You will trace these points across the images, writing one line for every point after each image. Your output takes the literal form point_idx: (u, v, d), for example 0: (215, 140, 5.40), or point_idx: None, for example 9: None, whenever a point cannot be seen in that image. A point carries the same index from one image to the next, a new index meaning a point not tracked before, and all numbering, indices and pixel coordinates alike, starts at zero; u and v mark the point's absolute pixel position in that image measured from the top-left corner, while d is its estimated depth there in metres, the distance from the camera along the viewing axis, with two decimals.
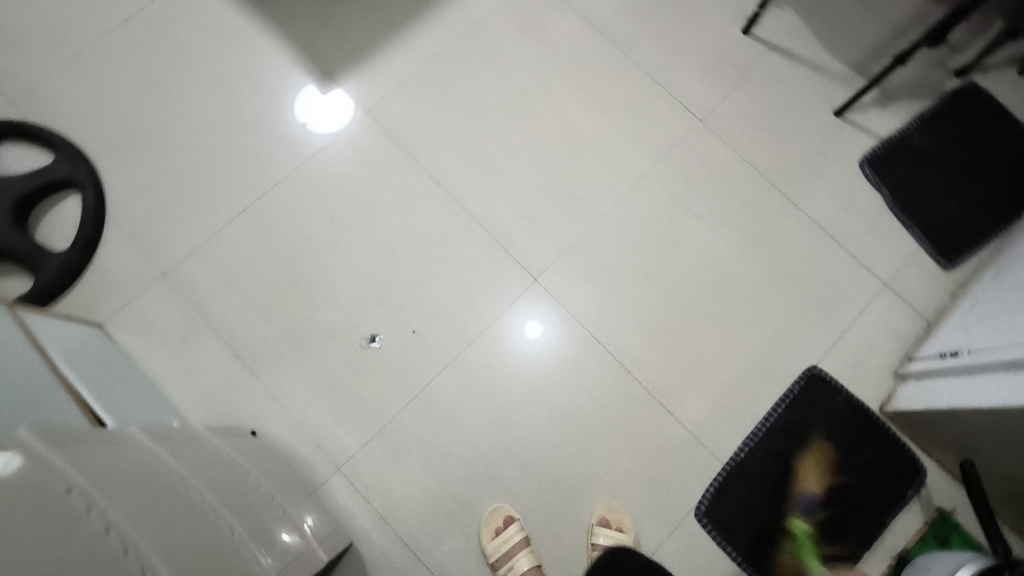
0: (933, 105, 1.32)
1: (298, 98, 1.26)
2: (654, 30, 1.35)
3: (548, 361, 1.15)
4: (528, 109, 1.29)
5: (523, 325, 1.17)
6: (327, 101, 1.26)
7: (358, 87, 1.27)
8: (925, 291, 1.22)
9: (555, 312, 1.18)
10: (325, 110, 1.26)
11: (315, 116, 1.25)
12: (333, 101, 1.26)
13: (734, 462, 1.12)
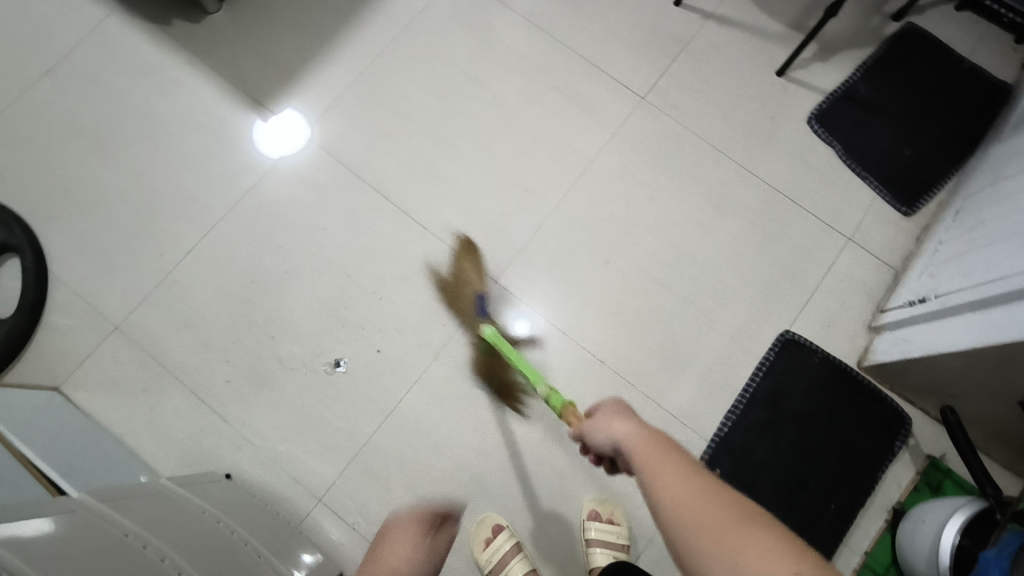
0: (875, 51, 1.30)
1: (255, 126, 1.24)
2: (585, 12, 1.32)
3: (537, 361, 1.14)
4: (468, 109, 1.26)
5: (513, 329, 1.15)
6: (283, 127, 1.24)
7: (290, 111, 1.25)
8: (889, 241, 1.21)
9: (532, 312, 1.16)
10: (283, 136, 1.24)
11: (273, 143, 1.23)
12: (289, 126, 1.24)
13: (718, 436, 1.11)
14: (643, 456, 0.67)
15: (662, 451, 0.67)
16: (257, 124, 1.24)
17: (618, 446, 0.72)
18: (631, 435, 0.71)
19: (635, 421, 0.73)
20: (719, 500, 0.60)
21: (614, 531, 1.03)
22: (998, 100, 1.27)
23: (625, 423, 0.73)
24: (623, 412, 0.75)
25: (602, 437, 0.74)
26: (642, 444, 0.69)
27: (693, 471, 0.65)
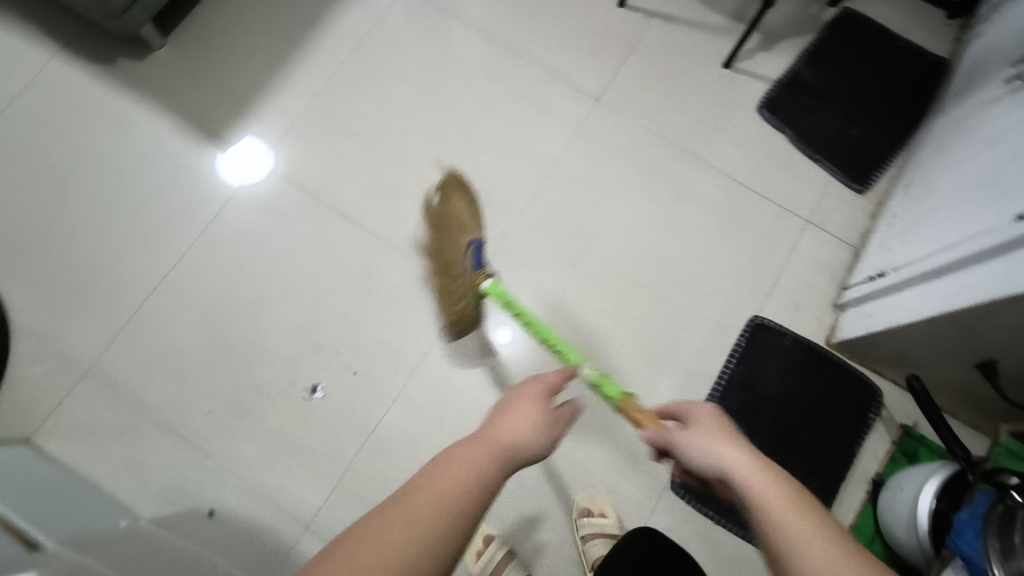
0: (816, 38, 1.34)
1: (218, 156, 1.23)
2: (533, 19, 1.34)
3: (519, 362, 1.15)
4: (425, 124, 1.27)
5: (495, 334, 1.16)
6: (246, 154, 1.24)
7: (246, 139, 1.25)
8: (845, 219, 1.24)
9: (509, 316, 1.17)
10: (247, 163, 1.23)
11: (237, 171, 1.23)
12: (252, 154, 1.24)
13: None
14: (756, 493, 0.57)
15: (782, 494, 0.56)
16: (222, 152, 1.23)
17: (722, 475, 0.61)
18: (739, 463, 0.60)
19: (741, 447, 0.63)
20: (861, 570, 0.50)
21: (608, 524, 1.04)
22: (936, 75, 1.32)
23: (731, 448, 0.62)
24: (725, 433, 0.65)
25: (700, 460, 0.63)
26: (756, 480, 0.58)
27: (824, 525, 0.54)
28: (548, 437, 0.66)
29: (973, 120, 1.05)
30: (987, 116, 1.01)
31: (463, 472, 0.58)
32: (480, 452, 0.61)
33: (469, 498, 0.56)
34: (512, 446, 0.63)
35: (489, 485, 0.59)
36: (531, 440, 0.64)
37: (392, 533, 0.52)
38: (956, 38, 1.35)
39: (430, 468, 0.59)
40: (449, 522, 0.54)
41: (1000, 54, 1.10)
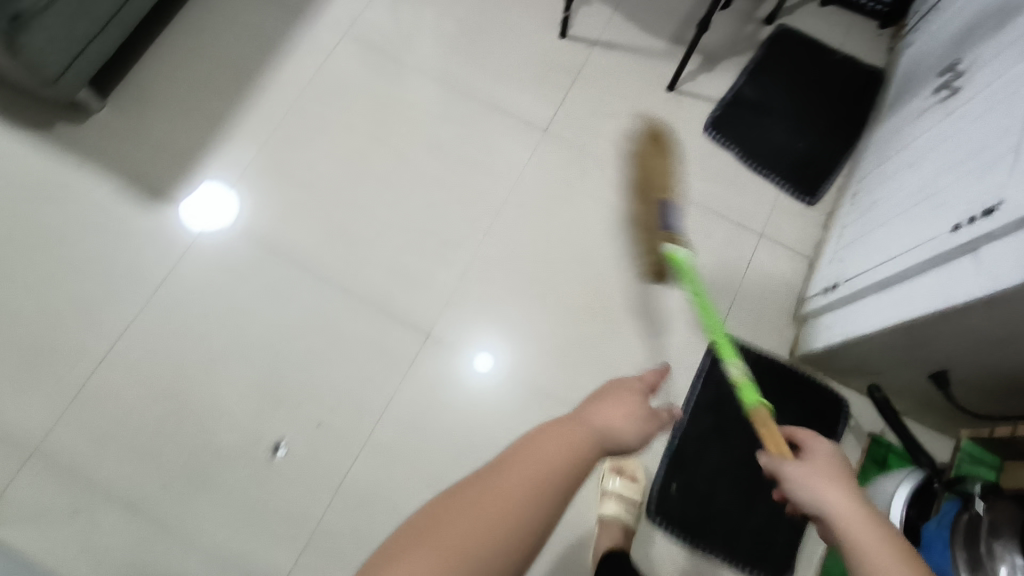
0: (755, 56, 1.37)
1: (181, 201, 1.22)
2: (476, 56, 1.34)
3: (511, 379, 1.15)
4: (374, 169, 1.27)
5: (480, 362, 1.16)
6: (213, 198, 1.23)
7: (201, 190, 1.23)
8: (798, 232, 1.26)
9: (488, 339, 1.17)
10: (212, 208, 1.22)
11: (200, 217, 1.21)
12: (216, 197, 1.23)
13: (671, 448, 1.12)
14: (861, 544, 0.58)
15: (891, 552, 0.57)
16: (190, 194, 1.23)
17: (828, 518, 0.62)
18: (855, 516, 0.61)
19: (860, 503, 0.63)
20: None
21: (634, 488, 1.07)
22: (874, 84, 1.35)
23: (846, 497, 0.63)
24: (843, 485, 0.65)
25: (808, 498, 0.64)
26: (864, 534, 0.59)
27: None
28: (641, 432, 0.69)
29: (911, 130, 1.07)
30: (923, 126, 1.03)
31: (554, 457, 0.62)
32: (574, 441, 0.64)
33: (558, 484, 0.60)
34: (600, 437, 0.66)
35: (578, 474, 0.62)
36: (624, 434, 0.67)
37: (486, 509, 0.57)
38: (889, 48, 1.39)
39: (521, 451, 0.63)
40: (541, 506, 0.59)
41: (931, 66, 1.12)
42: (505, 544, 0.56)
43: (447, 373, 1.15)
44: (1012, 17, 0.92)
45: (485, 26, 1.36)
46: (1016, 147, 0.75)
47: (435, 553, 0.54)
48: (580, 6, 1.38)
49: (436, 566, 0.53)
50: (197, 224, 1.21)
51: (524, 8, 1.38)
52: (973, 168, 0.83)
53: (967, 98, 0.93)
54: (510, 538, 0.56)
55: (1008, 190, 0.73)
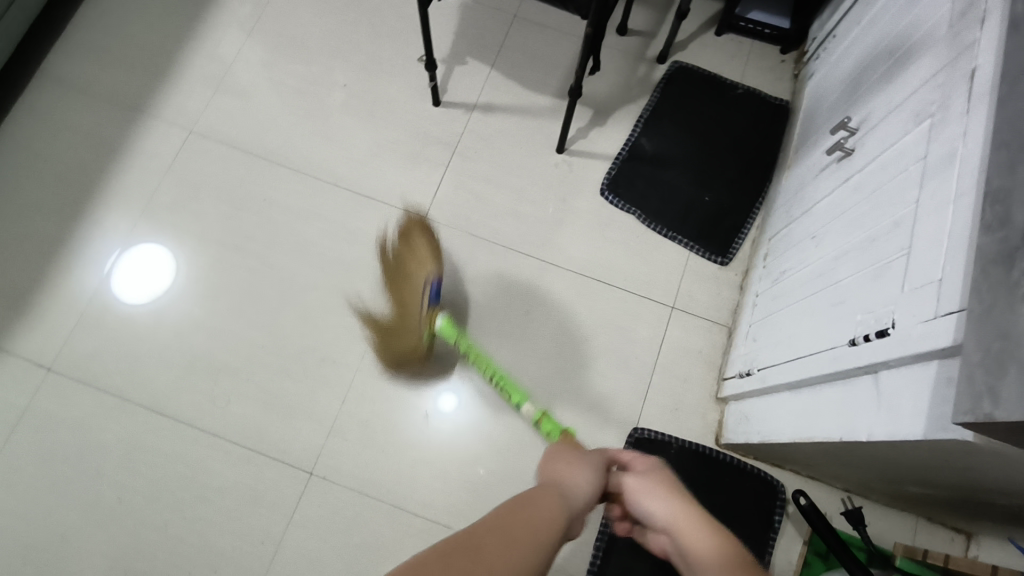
0: (649, 101, 1.25)
1: (113, 256, 1.14)
2: (341, 139, 1.22)
3: (457, 416, 1.07)
4: (236, 284, 1.13)
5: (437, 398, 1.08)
6: (141, 264, 1.14)
7: (128, 258, 1.14)
8: (712, 298, 1.15)
9: (411, 405, 1.08)
10: (140, 278, 1.13)
11: (125, 292, 1.12)
12: (156, 264, 1.14)
13: (601, 542, 1.00)
14: (693, 537, 0.56)
15: (701, 526, 0.56)
16: (157, 243, 1.15)
17: (666, 530, 0.58)
18: (655, 474, 0.64)
19: (671, 492, 0.61)
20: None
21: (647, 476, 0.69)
22: (781, 116, 1.23)
23: (659, 481, 0.63)
24: (665, 483, 0.63)
25: (648, 511, 0.61)
26: (702, 545, 0.54)
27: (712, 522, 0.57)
28: (591, 483, 0.60)
29: (813, 190, 0.97)
30: (823, 188, 0.93)
31: (539, 516, 0.50)
32: (546, 502, 0.53)
33: (518, 558, 0.44)
34: (567, 493, 0.57)
35: (563, 513, 0.53)
36: (577, 487, 0.59)
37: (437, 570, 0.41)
38: (793, 75, 1.29)
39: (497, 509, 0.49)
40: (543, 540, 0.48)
41: (829, 111, 1.02)
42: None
43: (373, 453, 1.05)
44: (900, 70, 0.82)
45: (348, 104, 1.24)
46: (908, 250, 0.65)
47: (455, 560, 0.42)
48: (451, 70, 1.25)
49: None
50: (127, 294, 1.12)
51: (390, 80, 1.26)
52: (871, 263, 0.72)
53: (862, 164, 0.83)
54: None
55: (899, 310, 0.62)
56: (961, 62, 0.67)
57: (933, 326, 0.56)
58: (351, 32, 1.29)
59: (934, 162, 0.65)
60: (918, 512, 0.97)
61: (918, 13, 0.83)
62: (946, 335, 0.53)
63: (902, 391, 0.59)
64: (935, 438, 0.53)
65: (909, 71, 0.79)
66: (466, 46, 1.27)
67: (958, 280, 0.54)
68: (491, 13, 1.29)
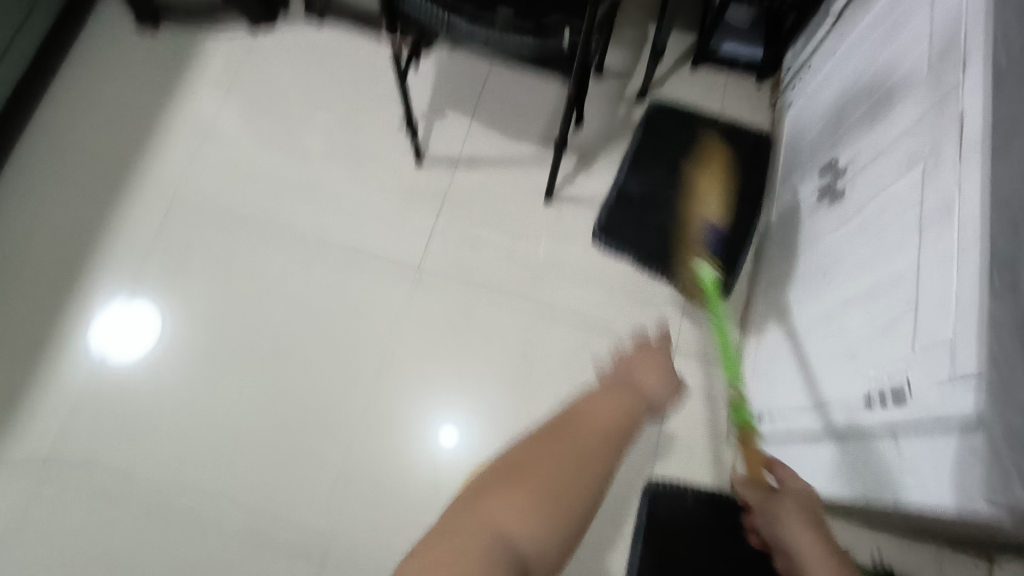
0: (632, 141, 1.25)
1: (112, 303, 1.13)
2: (328, 204, 1.21)
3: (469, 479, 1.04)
4: (231, 364, 1.10)
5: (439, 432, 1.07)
6: (134, 320, 1.12)
7: (128, 308, 1.13)
8: (714, 336, 1.14)
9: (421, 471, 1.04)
10: (130, 338, 1.11)
11: (113, 348, 1.10)
12: (148, 329, 1.12)
13: None
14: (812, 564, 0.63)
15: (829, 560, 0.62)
16: (150, 307, 1.13)
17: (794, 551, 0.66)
18: (807, 495, 0.71)
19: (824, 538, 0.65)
20: None
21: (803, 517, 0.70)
22: (765, 145, 1.23)
23: (797, 503, 0.70)
24: (815, 526, 0.67)
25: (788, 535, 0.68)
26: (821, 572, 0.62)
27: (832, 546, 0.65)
28: (671, 391, 0.59)
29: (808, 228, 0.96)
30: (818, 228, 0.93)
31: (591, 420, 0.49)
32: (618, 399, 0.53)
33: (570, 478, 0.44)
34: (635, 396, 0.55)
35: (621, 420, 0.51)
36: (658, 396, 0.57)
37: (484, 518, 0.42)
38: (772, 102, 1.29)
39: (541, 431, 0.49)
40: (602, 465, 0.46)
41: (815, 145, 1.02)
42: (549, 523, 0.42)
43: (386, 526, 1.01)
44: (884, 110, 0.81)
45: (332, 168, 1.23)
46: (915, 305, 0.64)
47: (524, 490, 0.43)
48: (432, 125, 1.25)
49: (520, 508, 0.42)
50: (117, 384, 1.08)
51: (372, 140, 1.25)
52: (880, 315, 0.71)
53: (857, 207, 0.83)
54: (541, 522, 0.42)
55: (913, 370, 0.61)
56: (948, 102, 0.65)
57: (953, 391, 0.55)
58: (329, 95, 1.29)
59: (932, 212, 0.65)
60: (942, 542, 0.96)
61: (895, 51, 0.83)
62: (966, 402, 0.53)
63: (927, 456, 0.58)
64: (965, 510, 0.51)
65: (894, 111, 0.79)
66: (445, 100, 1.26)
67: (973, 343, 0.53)
68: (467, 64, 1.29)
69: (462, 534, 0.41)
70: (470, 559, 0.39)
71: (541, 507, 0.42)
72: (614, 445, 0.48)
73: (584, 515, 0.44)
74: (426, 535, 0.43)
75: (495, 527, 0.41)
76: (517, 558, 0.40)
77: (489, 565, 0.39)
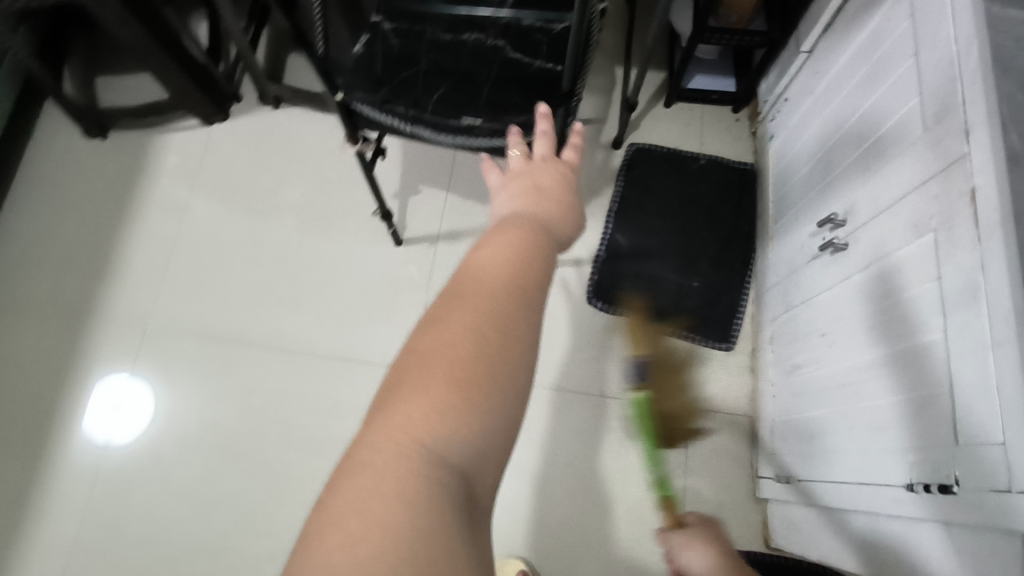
0: (615, 192, 1.21)
1: (119, 376, 1.09)
2: (307, 301, 1.15)
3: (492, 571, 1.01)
4: (228, 491, 1.04)
5: None
6: (136, 404, 1.08)
7: (132, 385, 1.09)
8: (726, 388, 1.10)
9: None
10: (131, 425, 1.07)
11: (113, 435, 1.06)
12: (148, 417, 1.07)
13: None
14: None
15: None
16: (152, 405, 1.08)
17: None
18: (702, 524, 0.72)
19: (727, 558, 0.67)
20: None
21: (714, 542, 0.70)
22: (750, 181, 1.20)
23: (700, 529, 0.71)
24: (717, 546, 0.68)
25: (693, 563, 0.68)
26: None
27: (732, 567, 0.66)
28: (571, 217, 0.55)
29: (808, 277, 0.94)
30: (821, 280, 0.90)
31: (493, 280, 0.41)
32: (508, 239, 0.46)
33: (485, 373, 0.37)
34: (536, 230, 0.49)
35: (517, 280, 0.42)
36: (563, 227, 0.53)
37: (400, 436, 0.34)
38: (751, 132, 1.25)
39: (438, 304, 0.41)
40: (514, 333, 0.40)
41: (805, 187, 0.99)
42: (474, 432, 0.36)
43: None
44: (877, 162, 0.79)
45: (306, 262, 1.17)
46: (949, 391, 0.61)
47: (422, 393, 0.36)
48: (406, 204, 1.19)
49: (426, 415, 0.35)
50: (110, 532, 1.01)
51: (345, 226, 1.19)
52: (910, 391, 0.68)
53: (861, 264, 0.80)
54: (461, 433, 0.35)
55: (960, 467, 0.59)
56: (955, 175, 0.63)
57: (1009, 503, 0.52)
58: (294, 182, 1.22)
59: (953, 292, 0.62)
60: None
61: (881, 99, 0.80)
62: None
63: (982, 563, 0.56)
64: None
65: (888, 165, 0.76)
66: (416, 175, 1.21)
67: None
68: None
69: (378, 472, 0.33)
70: (394, 509, 0.31)
71: (464, 406, 0.36)
72: (521, 326, 0.40)
73: (505, 419, 0.38)
74: (331, 477, 0.34)
75: (414, 440, 0.34)
76: (450, 477, 0.34)
77: (417, 497, 0.32)
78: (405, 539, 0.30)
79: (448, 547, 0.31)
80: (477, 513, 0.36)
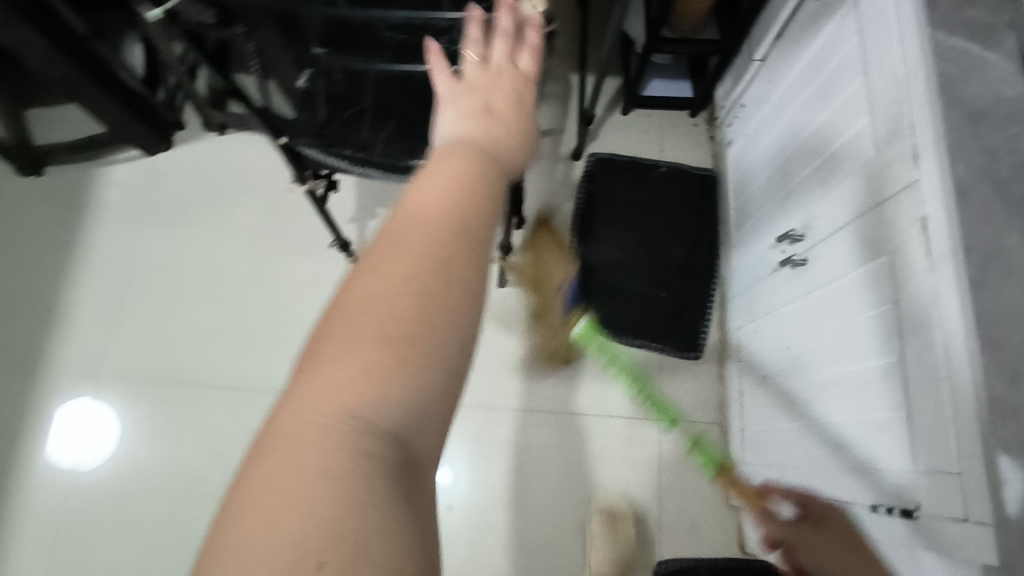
0: (577, 205, 1.20)
1: (81, 401, 1.06)
2: (269, 335, 1.12)
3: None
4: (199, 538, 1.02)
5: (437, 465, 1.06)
6: (100, 431, 1.05)
7: (96, 409, 1.06)
8: (695, 397, 1.12)
9: None
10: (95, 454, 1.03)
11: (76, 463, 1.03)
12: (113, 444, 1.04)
13: None
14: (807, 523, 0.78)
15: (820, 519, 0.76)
16: (114, 447, 1.04)
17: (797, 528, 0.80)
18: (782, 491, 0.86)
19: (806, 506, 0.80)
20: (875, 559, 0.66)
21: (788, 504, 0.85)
22: (711, 187, 1.20)
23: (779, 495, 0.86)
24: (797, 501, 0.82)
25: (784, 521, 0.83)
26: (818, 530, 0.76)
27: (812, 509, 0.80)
28: (520, 139, 0.47)
29: (771, 288, 0.95)
30: (782, 293, 0.91)
31: (436, 220, 0.36)
32: (452, 170, 0.39)
33: (422, 330, 0.32)
34: (486, 151, 0.43)
35: (462, 218, 0.37)
36: (510, 153, 0.45)
37: (324, 404, 0.31)
38: (709, 137, 1.25)
39: (374, 246, 0.36)
40: (458, 277, 0.35)
41: (764, 197, 1.00)
42: (410, 393, 0.32)
43: None
44: (831, 179, 0.80)
45: (265, 294, 1.14)
46: (907, 415, 0.63)
47: (348, 354, 0.32)
48: (366, 228, 1.17)
49: (351, 380, 0.31)
50: None
51: (304, 255, 1.16)
52: (870, 411, 0.69)
53: (821, 281, 0.81)
54: (395, 396, 0.31)
55: (920, 492, 0.60)
56: (906, 200, 0.63)
57: (967, 533, 0.53)
58: (248, 211, 1.18)
59: (908, 317, 0.62)
60: None
61: (832, 115, 0.80)
62: (987, 552, 0.51)
63: None
64: None
65: (842, 182, 0.77)
66: (373, 197, 1.18)
67: (983, 492, 0.51)
68: None
69: (299, 446, 0.29)
70: (316, 487, 0.28)
71: (395, 368, 0.31)
72: (463, 269, 0.35)
73: (447, 376, 0.33)
74: (255, 448, 0.31)
75: (340, 408, 0.31)
76: (382, 445, 0.31)
77: (339, 471, 0.29)
78: (326, 522, 0.27)
79: (379, 528, 0.28)
80: (421, 478, 0.33)
